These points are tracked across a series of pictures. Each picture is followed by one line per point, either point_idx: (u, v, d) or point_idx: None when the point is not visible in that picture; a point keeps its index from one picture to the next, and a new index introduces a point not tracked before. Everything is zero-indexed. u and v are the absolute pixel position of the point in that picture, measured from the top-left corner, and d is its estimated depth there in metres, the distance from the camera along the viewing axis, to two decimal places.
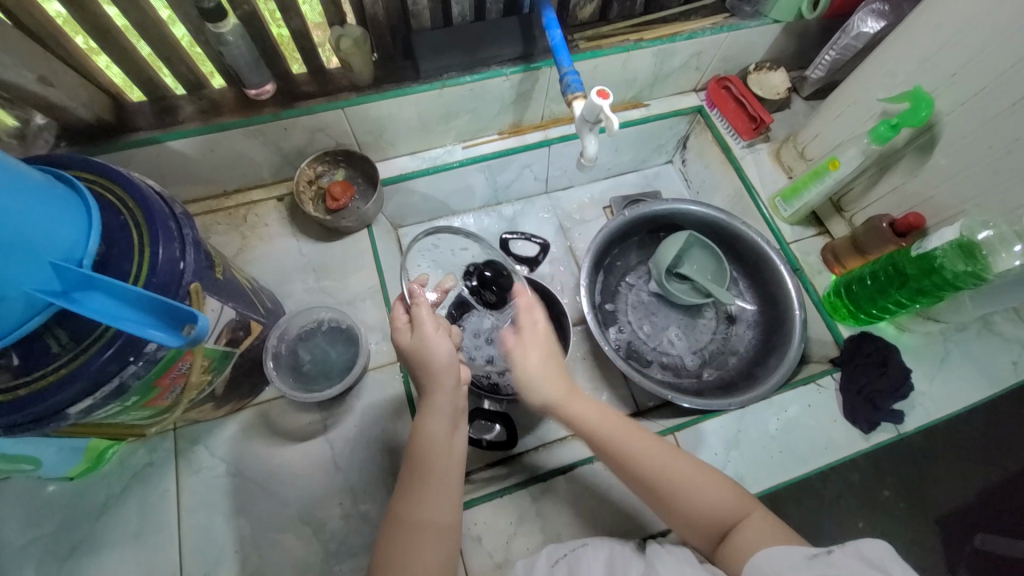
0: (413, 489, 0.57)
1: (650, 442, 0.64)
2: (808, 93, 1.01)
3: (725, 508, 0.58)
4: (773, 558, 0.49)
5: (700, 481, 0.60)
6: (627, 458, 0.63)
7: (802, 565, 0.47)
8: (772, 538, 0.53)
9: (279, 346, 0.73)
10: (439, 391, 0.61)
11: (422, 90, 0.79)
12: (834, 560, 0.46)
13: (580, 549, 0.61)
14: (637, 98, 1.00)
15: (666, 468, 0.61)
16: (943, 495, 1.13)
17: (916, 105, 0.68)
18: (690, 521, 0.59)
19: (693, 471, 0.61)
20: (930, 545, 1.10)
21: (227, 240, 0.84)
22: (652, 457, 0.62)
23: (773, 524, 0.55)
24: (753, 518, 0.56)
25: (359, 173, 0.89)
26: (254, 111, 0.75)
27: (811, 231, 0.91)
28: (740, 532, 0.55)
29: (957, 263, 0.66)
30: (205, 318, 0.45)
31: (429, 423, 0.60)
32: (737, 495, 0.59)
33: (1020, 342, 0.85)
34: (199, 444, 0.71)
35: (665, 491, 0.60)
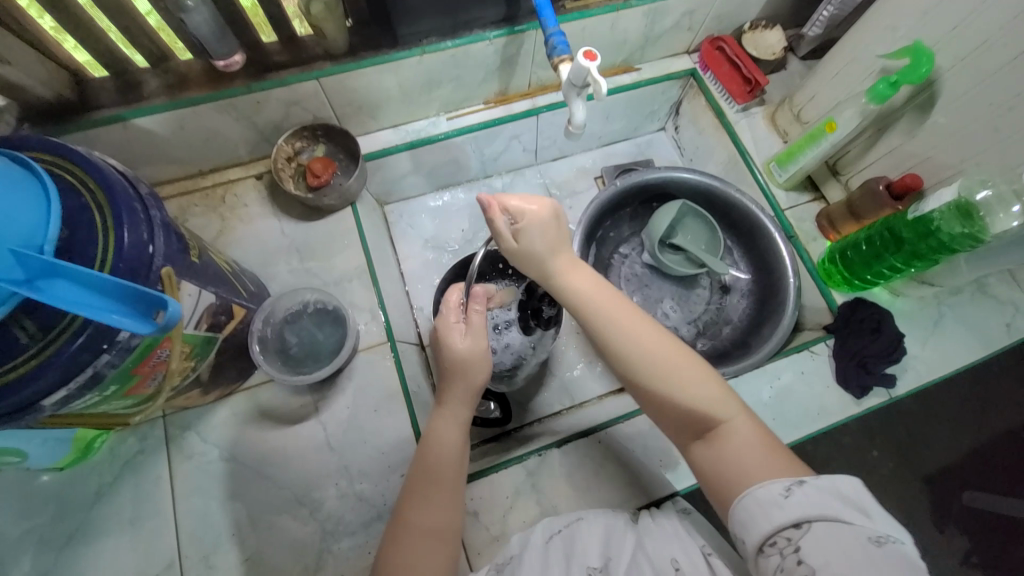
0: (421, 491, 0.57)
1: (648, 329, 0.59)
2: (804, 54, 0.97)
3: (713, 409, 0.54)
4: (754, 492, 0.47)
5: (693, 376, 0.56)
6: (620, 342, 0.59)
7: (781, 509, 0.44)
8: (755, 454, 0.50)
9: (265, 329, 0.71)
10: (457, 403, 0.64)
11: (402, 57, 0.75)
12: (811, 500, 0.44)
13: (575, 523, 0.61)
14: (628, 62, 0.96)
15: (661, 362, 0.57)
16: (935, 457, 1.15)
17: (916, 60, 0.66)
18: (675, 417, 0.56)
19: (683, 365, 0.56)
20: (918, 503, 1.13)
21: (206, 222, 0.81)
22: (643, 348, 0.58)
23: (761, 437, 0.52)
24: (738, 424, 0.53)
25: (340, 147, 0.85)
26: (224, 84, 0.71)
27: (805, 197, 0.90)
28: (724, 436, 0.52)
29: (954, 225, 0.64)
30: (176, 303, 0.43)
31: (442, 429, 0.62)
32: (729, 396, 0.55)
33: (1012, 303, 0.85)
34: (190, 430, 0.71)
35: (649, 388, 0.57)
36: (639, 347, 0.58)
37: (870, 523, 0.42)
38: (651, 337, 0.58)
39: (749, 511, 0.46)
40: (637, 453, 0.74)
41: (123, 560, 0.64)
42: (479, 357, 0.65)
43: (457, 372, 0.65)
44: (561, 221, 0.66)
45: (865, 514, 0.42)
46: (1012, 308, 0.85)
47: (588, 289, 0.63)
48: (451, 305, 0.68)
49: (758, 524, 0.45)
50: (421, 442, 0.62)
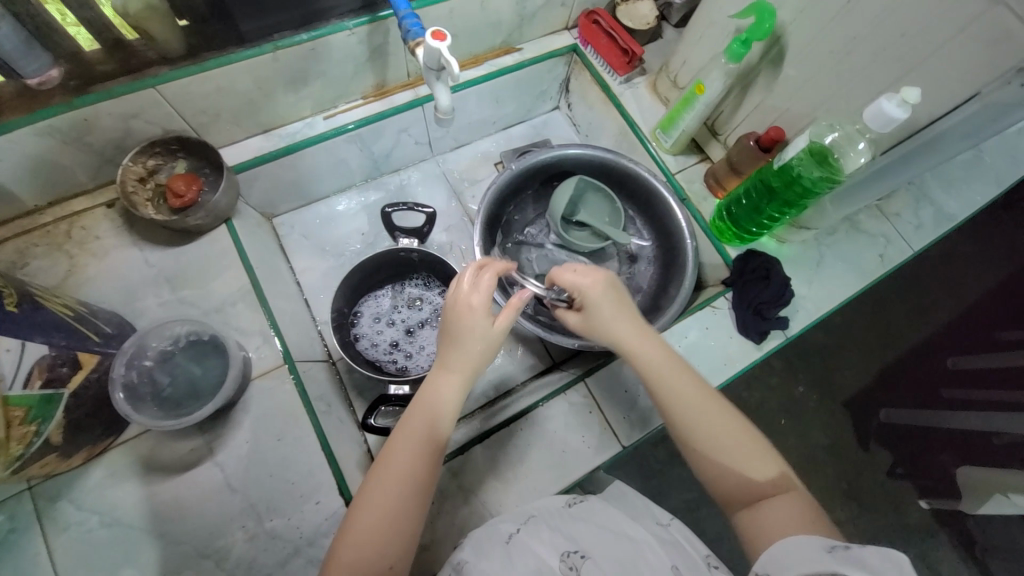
0: (404, 440, 0.56)
1: (705, 392, 0.59)
2: (676, 21, 1.00)
3: (762, 476, 0.53)
4: (795, 546, 0.44)
5: (742, 441, 0.55)
6: (673, 402, 0.58)
7: (821, 558, 0.41)
8: (799, 523, 0.48)
9: (130, 373, 0.63)
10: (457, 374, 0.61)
11: (251, 54, 0.69)
12: (855, 559, 0.39)
13: (526, 525, 0.59)
14: (508, 43, 0.94)
15: (715, 425, 0.56)
16: (853, 387, 1.25)
17: (760, 17, 0.68)
18: (721, 479, 0.54)
19: (729, 430, 0.56)
20: (839, 431, 1.22)
21: (50, 263, 0.70)
22: (696, 407, 0.57)
23: (810, 509, 0.50)
24: (788, 496, 0.51)
25: (203, 160, 0.77)
26: (39, 103, 0.62)
27: (693, 158, 0.93)
28: (773, 504, 0.51)
29: (813, 171, 0.68)
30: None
31: (438, 393, 0.59)
32: (781, 471, 0.54)
33: (882, 235, 0.93)
34: (61, 500, 0.62)
35: (696, 447, 0.56)
36: (693, 410, 0.57)
37: None
38: (706, 401, 0.58)
39: (785, 558, 0.44)
40: (561, 433, 0.74)
41: None
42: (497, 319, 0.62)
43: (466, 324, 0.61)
44: (622, 292, 0.67)
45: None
46: (883, 240, 0.92)
47: (656, 355, 0.61)
48: (488, 278, 0.63)
49: (794, 567, 0.42)
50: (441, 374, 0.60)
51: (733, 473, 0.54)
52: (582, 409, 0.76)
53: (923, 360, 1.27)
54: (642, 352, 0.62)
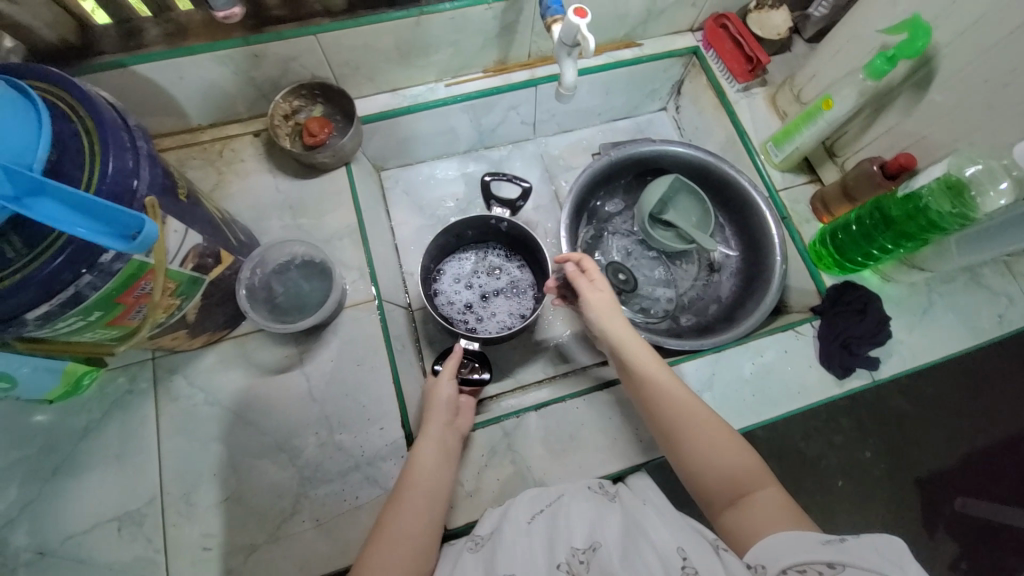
0: (400, 502, 0.61)
1: (686, 397, 0.67)
2: (810, 36, 0.96)
3: (741, 474, 0.60)
4: (784, 537, 0.50)
5: (720, 442, 0.62)
6: (659, 407, 0.66)
7: (816, 550, 0.47)
8: (777, 516, 0.54)
9: (252, 278, 0.72)
10: (434, 423, 0.69)
11: (399, 16, 0.75)
12: (852, 550, 0.45)
13: (557, 504, 0.61)
14: (630, 37, 0.96)
15: (697, 429, 0.64)
16: (938, 466, 1.14)
17: (914, 34, 0.64)
18: (705, 479, 0.61)
19: (708, 431, 0.63)
20: (909, 502, 1.12)
21: (203, 175, 0.81)
22: (678, 408, 0.65)
23: (788, 504, 0.56)
24: (764, 493, 0.57)
25: (337, 109, 0.86)
26: (222, 35, 0.72)
27: (801, 178, 0.89)
28: (751, 501, 0.57)
29: (943, 203, 0.64)
30: (151, 223, 0.44)
31: (423, 447, 0.66)
32: (757, 469, 0.60)
33: (1007, 295, 0.84)
34: (177, 374, 0.72)
35: (679, 447, 0.64)
36: (675, 410, 0.65)
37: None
38: (686, 403, 0.66)
39: (780, 548, 0.49)
40: (614, 421, 0.75)
41: (110, 492, 0.67)
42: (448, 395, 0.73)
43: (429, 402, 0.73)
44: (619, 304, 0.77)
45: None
46: (1005, 300, 0.84)
47: (646, 359, 0.70)
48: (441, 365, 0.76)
49: (791, 557, 0.47)
50: (421, 429, 0.69)
51: (714, 473, 0.61)
52: None
53: None
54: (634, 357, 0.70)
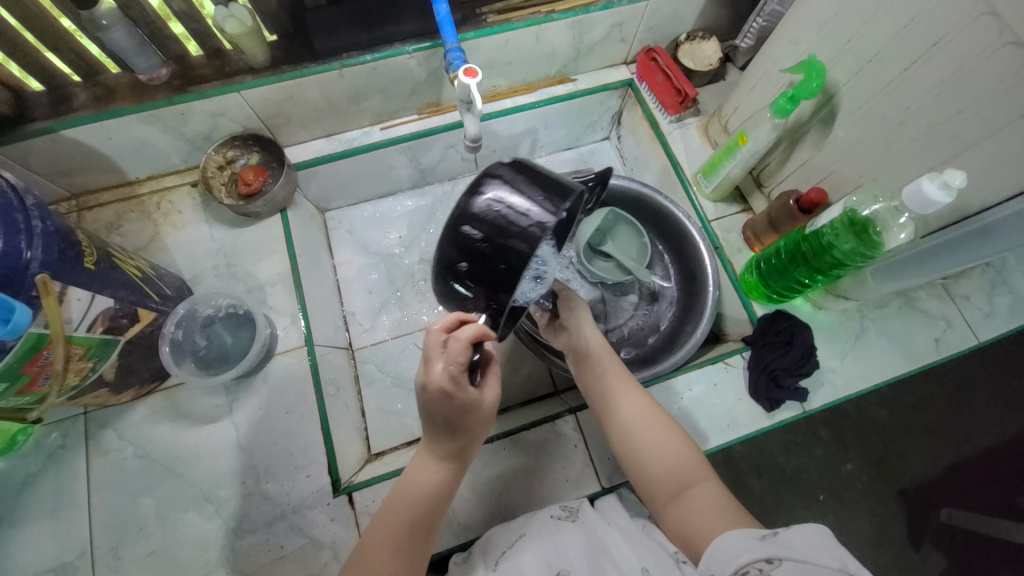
0: (396, 534, 0.58)
1: (638, 397, 0.67)
2: (742, 64, 0.98)
3: (686, 471, 0.61)
4: (729, 535, 0.51)
5: (668, 439, 0.64)
6: (616, 408, 0.67)
7: (754, 548, 0.48)
8: (714, 511, 0.56)
9: (178, 331, 0.74)
10: (457, 452, 0.62)
11: (319, 70, 0.78)
12: (784, 543, 0.47)
13: (517, 544, 0.61)
14: (563, 73, 0.97)
15: (646, 428, 0.64)
16: (919, 473, 1.10)
17: (809, 75, 0.66)
18: (651, 476, 0.62)
19: (657, 429, 0.64)
20: (891, 518, 1.08)
21: (139, 228, 0.84)
22: (631, 408, 0.66)
23: (726, 499, 0.57)
24: (705, 489, 0.59)
25: (273, 156, 0.87)
26: (147, 96, 0.74)
27: (734, 208, 0.90)
28: (692, 497, 0.58)
29: (845, 242, 0.64)
30: (22, 309, 0.46)
31: (428, 475, 0.61)
32: (700, 464, 0.62)
33: (943, 318, 0.84)
34: (109, 427, 0.74)
35: (631, 447, 0.64)
36: (627, 411, 0.66)
37: (833, 567, 0.45)
38: (640, 404, 0.66)
39: (726, 552, 0.49)
40: (542, 461, 0.75)
41: (38, 548, 0.68)
42: (490, 411, 0.60)
43: (473, 413, 0.58)
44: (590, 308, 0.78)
45: (829, 562, 0.45)
46: (943, 323, 0.84)
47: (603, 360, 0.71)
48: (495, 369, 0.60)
49: (734, 557, 0.48)
50: (430, 451, 0.62)
51: (658, 470, 0.62)
52: (569, 442, 0.76)
53: (995, 464, 1.11)
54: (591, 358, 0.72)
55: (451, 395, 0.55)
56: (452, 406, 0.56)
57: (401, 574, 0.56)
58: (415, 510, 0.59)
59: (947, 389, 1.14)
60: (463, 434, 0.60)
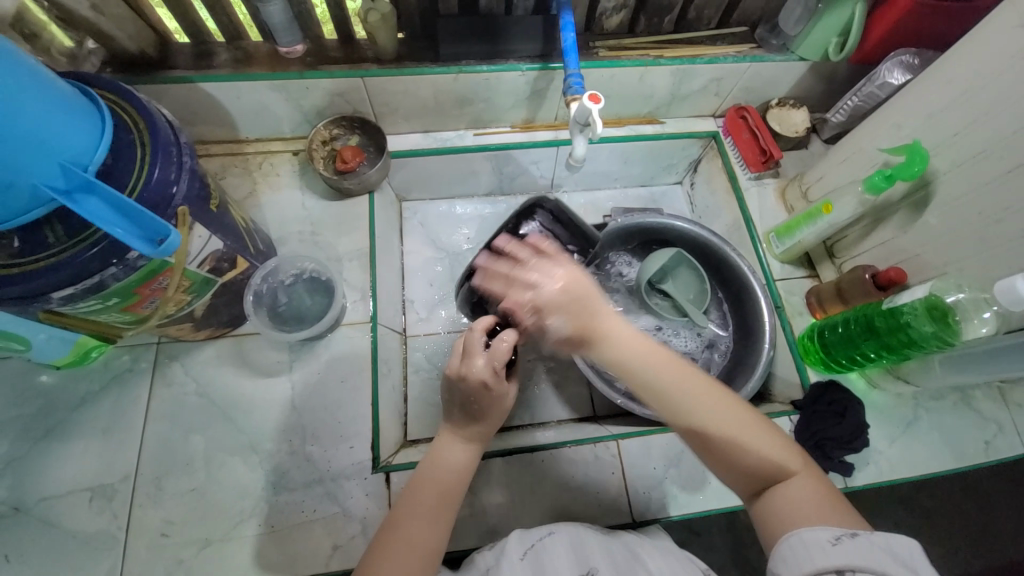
0: (420, 505, 0.57)
1: (703, 389, 0.54)
2: (828, 137, 1.00)
3: (777, 463, 0.52)
4: (801, 533, 0.47)
5: (748, 432, 0.53)
6: (676, 400, 0.54)
7: (825, 555, 0.45)
8: (816, 507, 0.49)
9: (262, 285, 0.79)
10: (476, 435, 0.64)
11: (439, 72, 0.83)
12: (858, 552, 0.44)
13: (549, 537, 0.61)
14: (653, 115, 1.02)
15: (718, 419, 0.54)
16: None
17: (911, 159, 0.68)
18: (735, 468, 0.54)
19: (734, 419, 0.54)
20: None
21: (239, 183, 0.89)
22: (694, 400, 0.54)
23: (824, 491, 0.51)
24: (800, 482, 0.51)
25: (372, 142, 0.92)
26: (282, 66, 0.81)
27: (800, 272, 0.91)
28: (788, 494, 0.51)
29: (925, 324, 0.65)
30: (176, 235, 0.51)
31: (449, 452, 0.62)
32: (788, 450, 0.53)
33: (998, 422, 0.83)
34: (176, 361, 0.77)
35: (706, 446, 0.54)
36: (692, 408, 0.54)
37: None
38: (707, 397, 0.54)
39: (796, 556, 0.46)
40: (578, 481, 0.75)
41: (89, 462, 0.71)
42: (512, 403, 0.66)
43: (492, 398, 0.62)
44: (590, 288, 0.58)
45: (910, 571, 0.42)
46: (997, 427, 0.82)
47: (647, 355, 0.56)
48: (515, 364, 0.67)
49: (801, 566, 0.45)
50: (449, 429, 0.64)
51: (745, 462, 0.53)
52: (606, 467, 0.77)
53: None
54: (620, 338, 0.56)
55: (490, 386, 0.61)
56: (480, 394, 0.62)
57: (430, 547, 0.55)
58: (438, 483, 0.60)
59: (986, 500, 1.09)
60: (486, 417, 0.64)
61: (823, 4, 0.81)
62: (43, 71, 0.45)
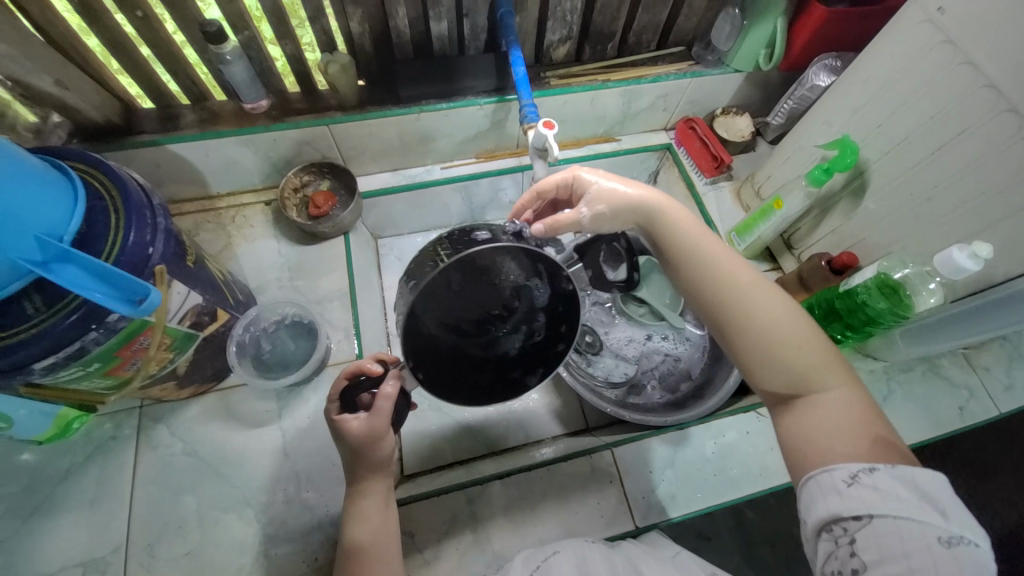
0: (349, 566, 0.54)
1: (754, 289, 0.54)
2: (772, 138, 1.07)
3: (814, 371, 0.50)
4: (820, 473, 0.45)
5: (793, 333, 0.52)
6: (722, 290, 0.55)
7: (844, 498, 0.43)
8: (853, 421, 0.48)
9: (244, 335, 0.79)
10: (369, 480, 0.58)
11: (401, 113, 0.87)
12: (877, 491, 0.42)
13: (553, 558, 0.61)
14: (609, 133, 1.07)
15: (760, 302, 0.53)
16: None
17: (843, 151, 0.75)
18: (772, 374, 0.52)
19: (781, 317, 0.53)
20: None
21: (214, 237, 0.91)
22: (741, 293, 0.54)
23: (861, 410, 0.49)
24: (839, 394, 0.49)
25: (342, 184, 0.95)
26: (248, 122, 0.83)
27: (764, 266, 0.96)
28: (821, 403, 0.49)
29: (880, 301, 0.70)
30: (156, 294, 0.52)
31: (362, 507, 0.57)
32: (832, 363, 0.51)
33: (966, 386, 0.87)
34: (161, 422, 0.76)
35: (748, 344, 0.53)
36: (739, 297, 0.54)
37: (943, 523, 0.40)
38: (759, 294, 0.54)
39: (811, 494, 0.45)
40: (578, 495, 0.76)
41: (76, 538, 0.68)
42: (376, 440, 0.55)
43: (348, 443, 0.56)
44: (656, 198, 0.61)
45: (934, 507, 0.41)
46: (965, 392, 0.87)
47: (697, 247, 0.58)
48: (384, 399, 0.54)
49: (813, 508, 0.44)
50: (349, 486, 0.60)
51: (782, 354, 0.51)
52: (604, 477, 0.77)
53: None
54: (669, 221, 0.59)
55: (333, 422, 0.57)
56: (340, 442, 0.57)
57: None
58: (360, 539, 0.56)
59: (978, 466, 1.11)
60: (363, 460, 0.56)
61: (747, 22, 0.90)
62: (16, 150, 0.46)
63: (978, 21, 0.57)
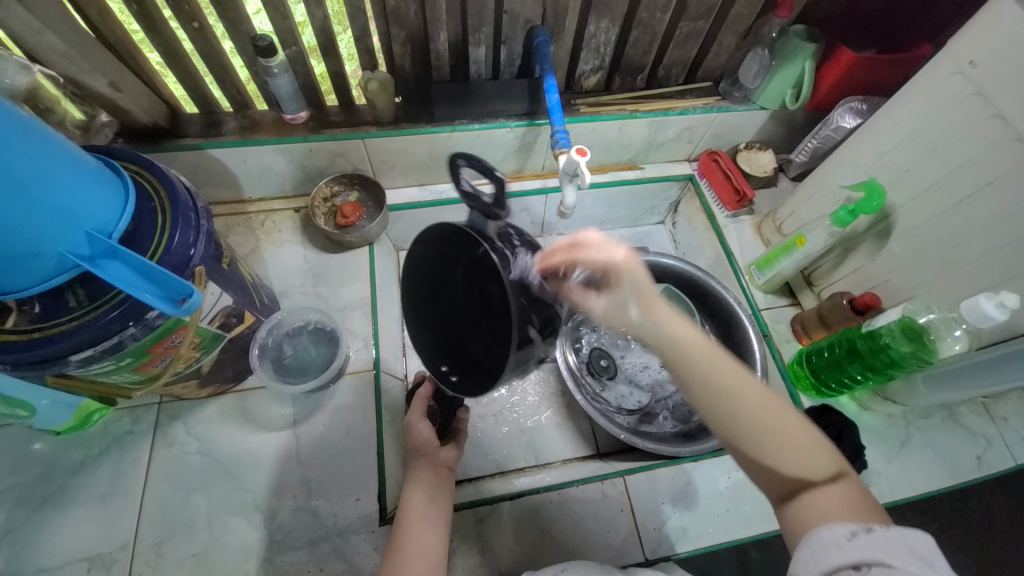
0: (401, 546, 0.58)
1: (750, 389, 0.49)
2: (794, 175, 1.09)
3: (811, 468, 0.48)
4: (819, 533, 0.44)
5: (790, 433, 0.49)
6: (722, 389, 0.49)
7: (842, 550, 0.42)
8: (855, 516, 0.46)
9: (267, 338, 0.81)
10: (427, 464, 0.66)
11: (434, 131, 0.89)
12: (876, 545, 0.41)
13: None
14: (633, 161, 1.09)
15: (756, 404, 0.49)
16: None
17: (869, 194, 0.75)
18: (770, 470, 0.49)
19: (778, 417, 0.49)
20: None
21: (243, 240, 0.93)
22: (739, 395, 0.49)
23: (858, 500, 0.47)
24: (836, 490, 0.47)
25: (370, 197, 0.97)
26: (287, 131, 0.86)
27: (783, 301, 0.96)
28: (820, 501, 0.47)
29: (903, 344, 0.70)
30: (198, 295, 0.54)
31: (414, 493, 0.63)
32: (824, 457, 0.49)
33: (986, 436, 0.86)
34: (178, 420, 0.77)
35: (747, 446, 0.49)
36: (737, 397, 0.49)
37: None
38: (754, 392, 0.49)
39: (809, 551, 0.44)
40: (588, 522, 0.75)
41: (85, 531, 0.69)
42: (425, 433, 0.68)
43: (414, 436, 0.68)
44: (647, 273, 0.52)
45: (934, 567, 0.40)
46: (985, 442, 0.85)
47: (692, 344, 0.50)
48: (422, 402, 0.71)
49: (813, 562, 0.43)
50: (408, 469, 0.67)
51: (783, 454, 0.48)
52: (615, 505, 0.77)
53: None
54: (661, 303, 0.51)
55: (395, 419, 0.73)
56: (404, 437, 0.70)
57: None
58: (413, 520, 0.61)
59: (995, 520, 1.08)
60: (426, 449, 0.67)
61: (776, 61, 0.91)
62: (76, 150, 0.48)
63: (1009, 78, 0.59)
